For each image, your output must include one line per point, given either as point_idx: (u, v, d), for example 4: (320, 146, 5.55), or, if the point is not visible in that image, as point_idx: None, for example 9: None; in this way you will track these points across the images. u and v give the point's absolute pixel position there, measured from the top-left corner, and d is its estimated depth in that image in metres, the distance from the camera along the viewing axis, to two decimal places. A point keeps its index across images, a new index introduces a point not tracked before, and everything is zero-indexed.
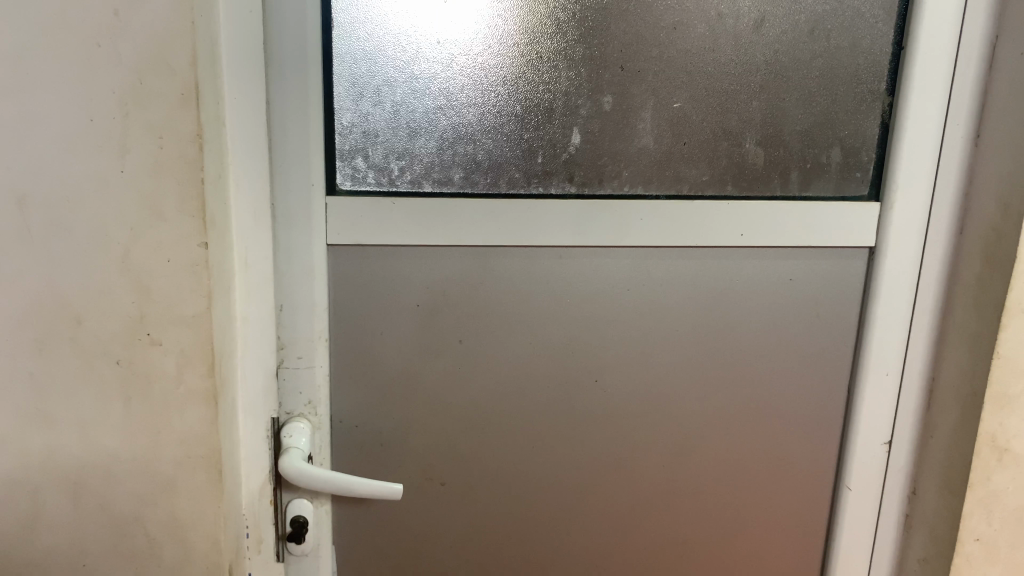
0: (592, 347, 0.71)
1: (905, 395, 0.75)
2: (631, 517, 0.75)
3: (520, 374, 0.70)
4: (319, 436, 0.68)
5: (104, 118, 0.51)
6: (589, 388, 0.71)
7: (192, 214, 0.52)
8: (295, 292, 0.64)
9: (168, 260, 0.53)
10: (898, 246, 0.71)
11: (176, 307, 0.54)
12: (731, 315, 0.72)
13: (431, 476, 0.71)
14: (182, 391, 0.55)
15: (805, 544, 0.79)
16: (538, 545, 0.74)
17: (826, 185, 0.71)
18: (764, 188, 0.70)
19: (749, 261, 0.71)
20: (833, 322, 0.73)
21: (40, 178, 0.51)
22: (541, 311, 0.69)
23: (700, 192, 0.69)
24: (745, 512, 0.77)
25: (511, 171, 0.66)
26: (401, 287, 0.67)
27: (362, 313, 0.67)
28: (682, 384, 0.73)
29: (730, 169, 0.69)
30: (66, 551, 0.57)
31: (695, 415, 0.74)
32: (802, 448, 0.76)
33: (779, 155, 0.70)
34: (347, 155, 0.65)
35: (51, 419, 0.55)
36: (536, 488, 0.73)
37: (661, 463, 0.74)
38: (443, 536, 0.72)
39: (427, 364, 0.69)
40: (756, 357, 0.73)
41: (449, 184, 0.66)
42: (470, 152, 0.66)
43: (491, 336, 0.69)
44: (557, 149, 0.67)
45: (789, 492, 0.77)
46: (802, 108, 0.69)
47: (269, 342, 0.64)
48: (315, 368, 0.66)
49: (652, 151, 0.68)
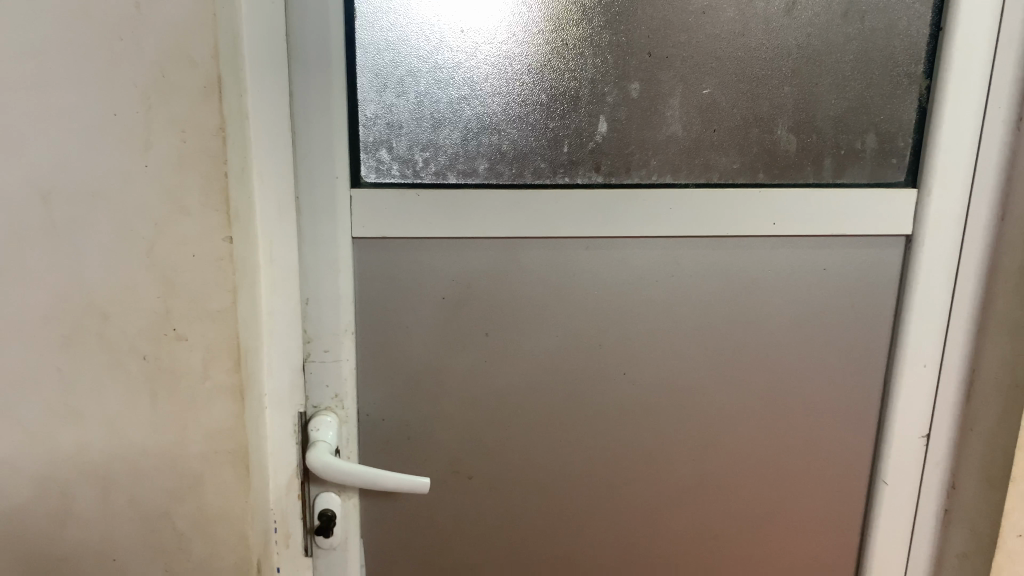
0: (618, 339, 0.70)
1: (944, 387, 0.73)
2: (660, 513, 0.73)
3: (546, 366, 0.69)
4: (346, 430, 0.68)
5: (127, 112, 0.51)
6: (617, 381, 0.70)
7: (216, 208, 0.52)
8: (320, 285, 0.64)
9: (193, 255, 0.53)
10: (936, 234, 0.69)
11: (200, 302, 0.54)
12: (762, 306, 0.70)
13: (458, 470, 0.71)
14: (208, 386, 0.55)
15: (840, 541, 0.77)
16: (565, 541, 0.73)
17: (861, 171, 0.69)
18: (797, 175, 0.68)
19: (782, 250, 0.69)
20: (869, 312, 0.72)
21: (64, 174, 0.51)
22: (567, 304, 0.68)
23: (730, 180, 0.68)
24: (777, 506, 0.75)
25: (537, 160, 0.65)
26: (426, 280, 0.66)
27: (388, 305, 0.67)
28: (711, 376, 0.71)
29: (762, 156, 0.68)
30: (96, 544, 0.57)
31: (725, 408, 0.72)
32: (836, 441, 0.74)
33: (812, 141, 0.68)
34: (372, 146, 0.64)
35: (79, 414, 0.55)
36: (564, 482, 0.72)
37: (690, 456, 0.73)
38: (469, 531, 0.72)
39: (453, 358, 0.68)
40: (787, 349, 0.72)
41: (474, 175, 0.65)
42: (494, 141, 0.65)
43: (516, 328, 0.68)
44: (583, 138, 0.65)
45: (823, 486, 0.75)
46: (836, 93, 0.67)
47: (294, 336, 0.64)
48: (341, 361, 0.66)
49: (681, 139, 0.66)
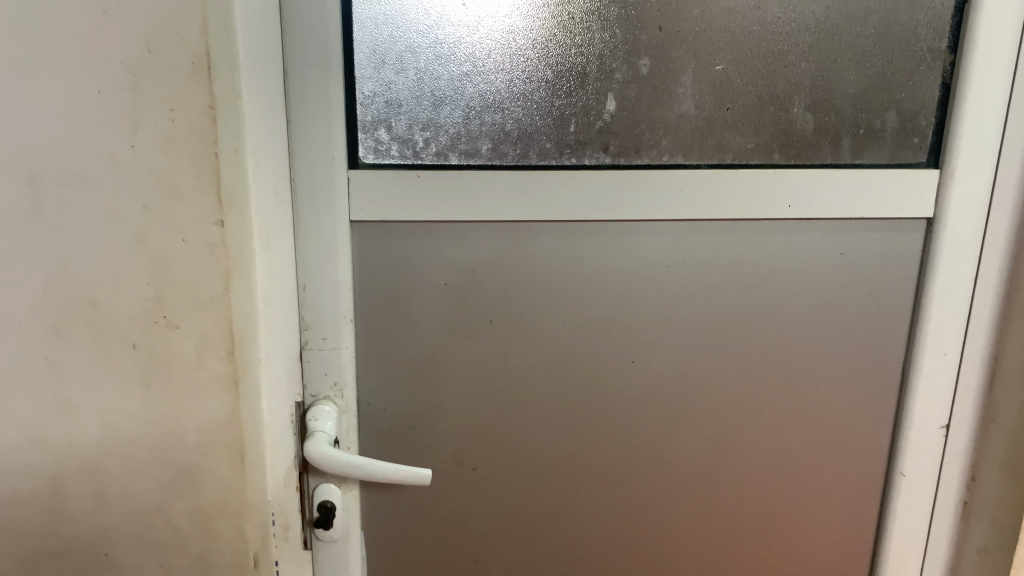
0: (627, 327, 0.67)
1: (965, 376, 0.70)
2: (670, 506, 0.71)
3: (552, 354, 0.67)
4: (346, 420, 0.66)
5: (114, 90, 0.48)
6: (626, 370, 0.68)
7: (208, 191, 0.51)
8: (318, 271, 0.62)
9: (184, 239, 0.51)
10: (959, 217, 0.66)
11: (192, 289, 0.52)
12: (776, 292, 0.68)
13: (463, 461, 0.69)
14: (202, 376, 0.54)
15: (857, 534, 0.75)
16: (573, 534, 0.71)
17: (880, 152, 0.66)
18: (814, 156, 0.65)
19: (798, 234, 0.66)
20: (888, 299, 0.69)
21: (48, 153, 0.49)
22: (574, 290, 0.66)
23: (744, 161, 0.65)
24: (791, 498, 0.73)
25: (542, 140, 0.63)
26: (428, 265, 0.64)
27: (388, 292, 0.64)
28: (723, 365, 0.69)
29: (777, 136, 0.65)
30: (88, 539, 0.55)
31: (738, 398, 0.70)
32: (853, 432, 0.72)
33: (830, 120, 0.65)
34: (370, 126, 0.62)
35: (68, 405, 0.53)
36: (572, 473, 0.70)
37: (702, 447, 0.71)
38: (474, 524, 0.70)
39: (456, 346, 0.66)
40: (802, 337, 0.69)
41: (477, 156, 0.63)
42: (498, 121, 0.62)
43: (521, 315, 0.66)
44: (591, 117, 0.63)
45: (838, 477, 0.73)
46: (855, 70, 0.64)
47: (291, 323, 0.62)
48: (340, 350, 0.64)
49: (693, 118, 0.64)
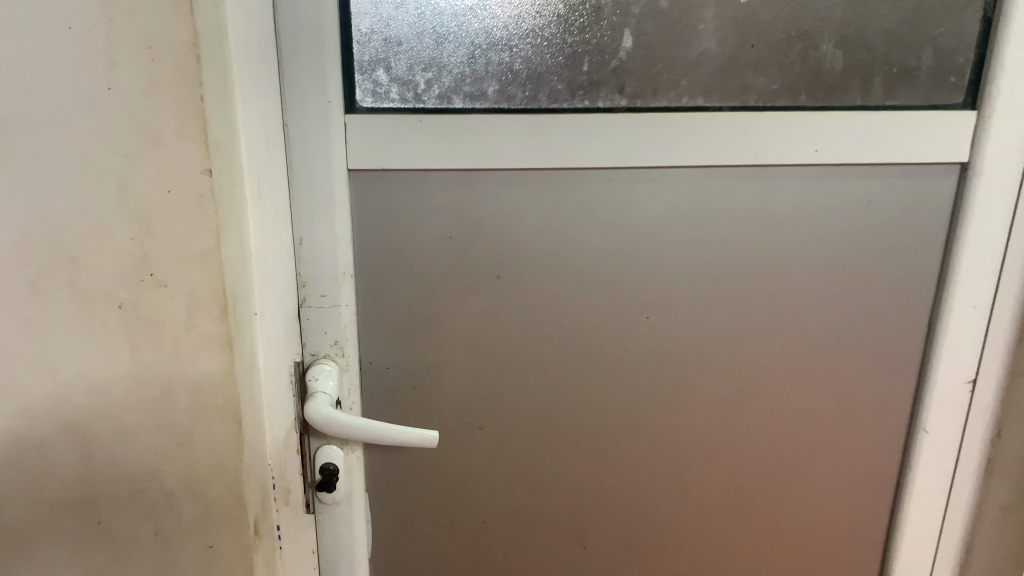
0: (642, 281, 0.64)
1: (994, 330, 0.67)
2: (684, 464, 0.69)
3: (563, 310, 0.64)
4: (347, 380, 0.63)
5: (87, 25, 0.44)
6: (640, 326, 0.65)
7: (193, 138, 0.47)
8: (314, 224, 0.59)
9: (170, 191, 0.48)
10: (995, 163, 0.62)
11: (180, 244, 0.49)
12: (799, 243, 0.64)
13: (470, 421, 0.66)
14: (194, 336, 0.50)
15: (875, 491, 0.73)
16: (584, 493, 0.69)
17: (913, 92, 0.62)
18: (842, 97, 0.61)
19: (823, 181, 0.63)
20: (916, 249, 0.65)
21: (17, 94, 0.44)
22: (586, 242, 0.62)
23: (768, 103, 0.61)
24: (809, 456, 0.71)
25: (553, 81, 0.59)
26: (431, 217, 0.60)
27: (389, 246, 0.60)
28: (742, 320, 0.66)
29: (804, 76, 0.60)
30: (79, 507, 0.52)
31: (756, 353, 0.67)
32: (875, 388, 0.69)
33: (860, 58, 0.61)
34: (368, 66, 0.58)
35: (51, 367, 0.50)
36: (583, 432, 0.67)
37: (718, 404, 0.68)
38: (482, 484, 0.68)
39: (462, 301, 0.63)
40: (825, 290, 0.66)
41: (483, 99, 0.58)
42: (505, 60, 0.58)
43: (530, 269, 0.62)
44: (605, 56, 0.58)
45: (858, 434, 0.71)
46: (891, 3, 0.60)
47: (287, 278, 0.59)
48: (339, 307, 0.61)
49: (715, 56, 0.59)
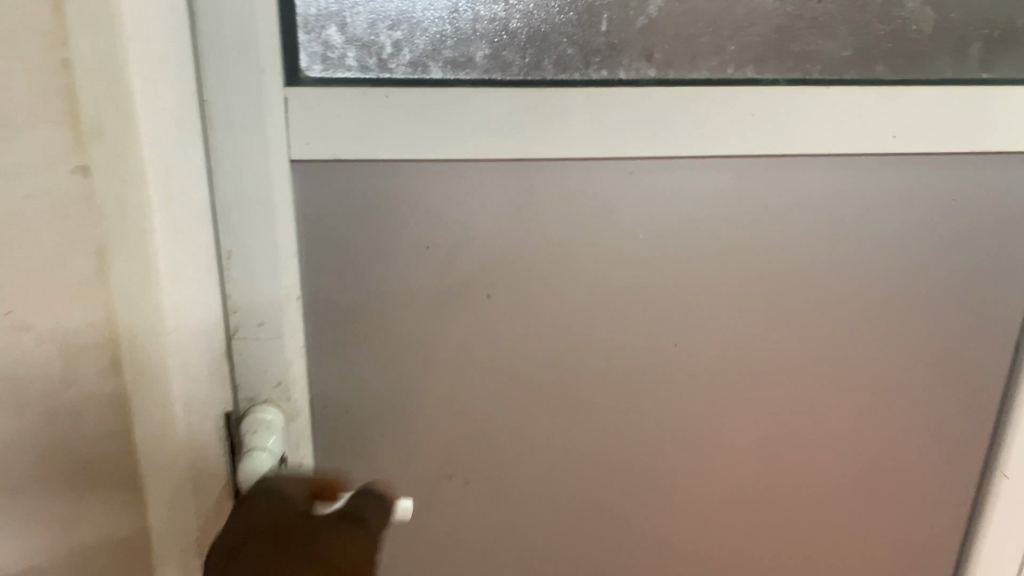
0: (670, 301, 0.51)
1: None
2: (714, 514, 0.58)
3: (571, 337, 0.51)
4: (295, 428, 0.50)
5: None
6: (666, 354, 0.52)
7: (59, 119, 0.34)
8: (248, 233, 0.44)
9: (27, 194, 0.35)
10: None
11: (50, 266, 0.36)
12: (867, 252, 0.51)
13: (452, 475, 0.53)
14: (75, 390, 0.38)
15: (938, 537, 0.61)
16: (594, 550, 0.57)
17: (1016, 62, 0.49)
18: (929, 68, 0.48)
19: (901, 174, 0.50)
20: (1006, 256, 0.53)
21: None
22: (602, 254, 0.49)
23: (837, 74, 0.47)
24: (863, 500, 0.59)
25: (561, 45, 0.45)
26: (403, 224, 0.47)
27: (349, 257, 0.47)
28: (792, 345, 0.53)
29: (882, 39, 0.47)
30: None
31: (807, 384, 0.55)
32: (945, 421, 0.58)
33: (952, 16, 0.48)
34: (316, 23, 0.43)
35: None
36: (593, 481, 0.55)
37: (756, 444, 0.56)
38: (470, 543, 0.56)
39: (443, 327, 0.50)
40: (895, 308, 0.53)
41: (469, 68, 0.45)
42: (499, 16, 0.44)
43: (530, 288, 0.49)
44: (630, 11, 0.45)
45: (923, 474, 0.59)
46: None
47: (213, 308, 0.44)
48: (283, 338, 0.47)
49: (773, 13, 0.46)
